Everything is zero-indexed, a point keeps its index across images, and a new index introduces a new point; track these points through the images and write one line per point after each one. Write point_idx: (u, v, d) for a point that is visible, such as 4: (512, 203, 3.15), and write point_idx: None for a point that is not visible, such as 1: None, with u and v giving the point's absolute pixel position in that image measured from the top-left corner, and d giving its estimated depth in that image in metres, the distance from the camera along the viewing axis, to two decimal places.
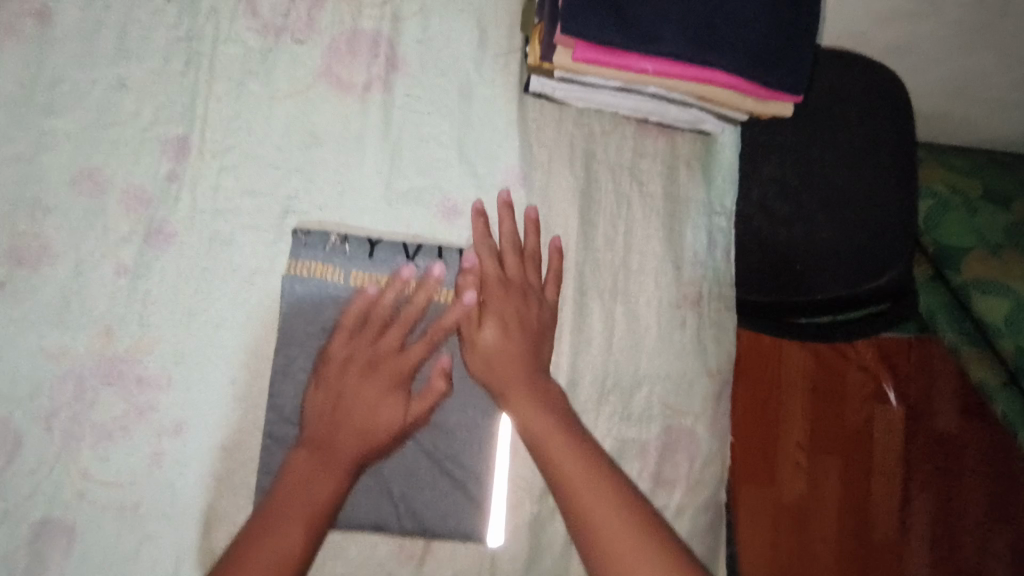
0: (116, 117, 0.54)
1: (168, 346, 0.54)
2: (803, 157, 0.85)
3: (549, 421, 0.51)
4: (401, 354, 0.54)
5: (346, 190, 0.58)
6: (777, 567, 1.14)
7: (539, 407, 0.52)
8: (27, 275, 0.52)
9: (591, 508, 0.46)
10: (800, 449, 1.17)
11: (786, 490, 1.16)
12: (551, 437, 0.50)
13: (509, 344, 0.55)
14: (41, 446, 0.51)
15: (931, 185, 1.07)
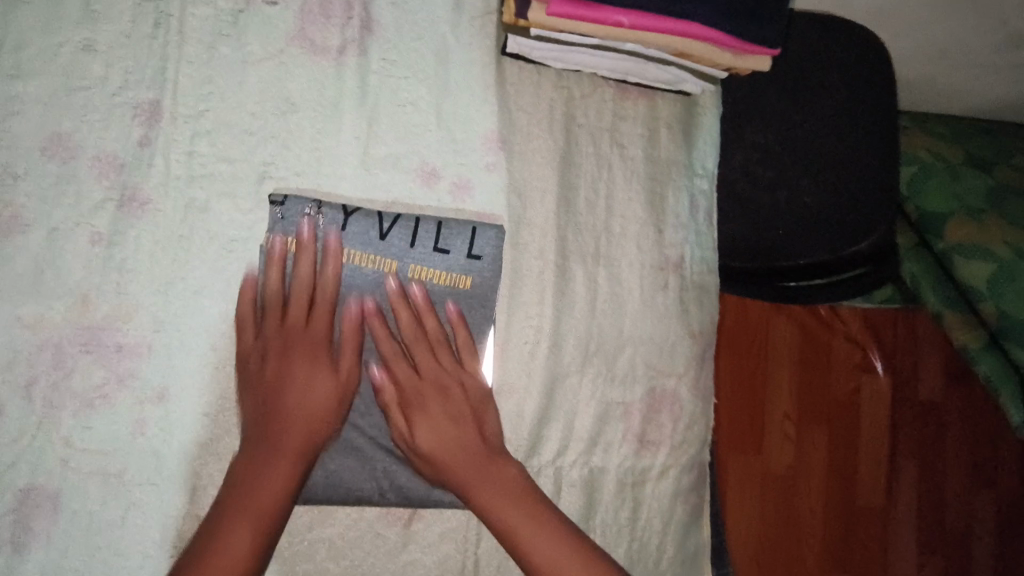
0: (85, 82, 0.53)
1: (147, 314, 0.53)
2: (785, 121, 0.85)
3: (487, 486, 0.54)
4: (303, 394, 0.53)
5: (323, 156, 0.58)
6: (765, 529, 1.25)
7: (486, 472, 0.54)
8: (0, 242, 0.51)
9: (535, 548, 0.52)
10: (790, 421, 1.28)
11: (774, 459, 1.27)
12: (493, 492, 0.54)
13: (443, 439, 0.55)
14: (24, 414, 0.51)
15: (914, 152, 1.08)
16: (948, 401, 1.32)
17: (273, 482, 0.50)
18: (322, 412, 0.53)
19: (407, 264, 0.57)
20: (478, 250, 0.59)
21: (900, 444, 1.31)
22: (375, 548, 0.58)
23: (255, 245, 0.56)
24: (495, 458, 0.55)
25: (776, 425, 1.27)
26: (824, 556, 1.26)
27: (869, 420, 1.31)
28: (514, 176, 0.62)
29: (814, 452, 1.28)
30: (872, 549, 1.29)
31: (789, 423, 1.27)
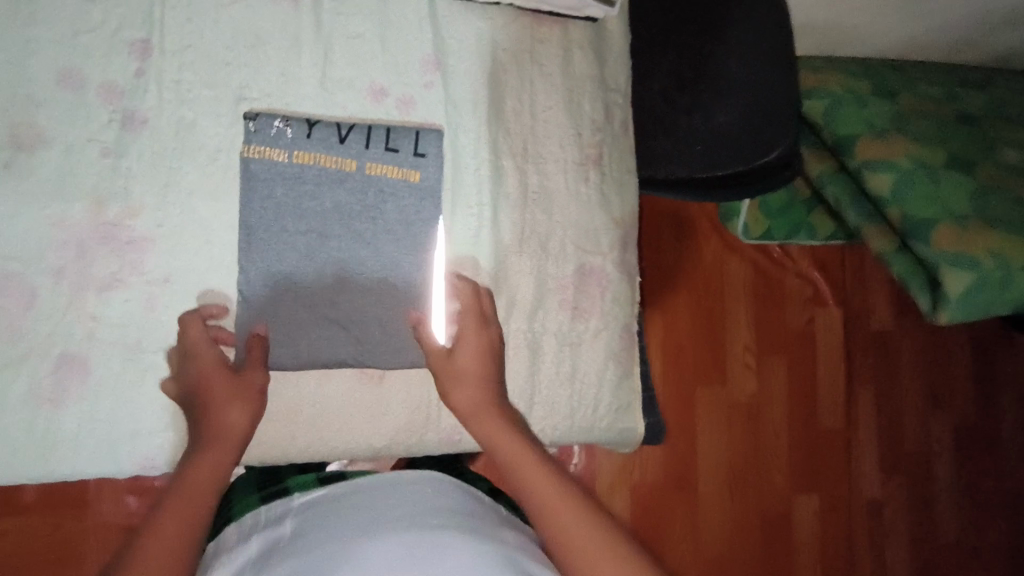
0: (87, 24, 0.64)
1: (151, 212, 0.65)
2: (695, 50, 0.88)
3: (496, 423, 0.63)
4: (198, 363, 0.63)
5: (289, 79, 0.70)
6: (735, 449, 1.44)
7: (489, 396, 0.65)
8: (26, 157, 0.62)
9: (527, 471, 0.58)
10: (749, 353, 1.47)
11: (739, 388, 1.45)
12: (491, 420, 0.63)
13: (477, 355, 0.67)
14: (54, 296, 0.63)
15: (827, 86, 1.20)
16: (898, 329, 1.56)
17: (225, 410, 0.60)
18: (213, 367, 0.62)
19: (364, 163, 0.70)
20: (422, 149, 0.72)
21: (855, 371, 1.53)
22: (354, 399, 0.71)
23: (237, 153, 0.68)
24: (499, 407, 0.65)
25: (738, 358, 1.46)
26: (790, 471, 1.47)
27: (822, 349, 1.51)
28: (450, 90, 0.75)
29: (776, 382, 1.48)
30: (836, 463, 1.50)
31: (748, 354, 1.46)
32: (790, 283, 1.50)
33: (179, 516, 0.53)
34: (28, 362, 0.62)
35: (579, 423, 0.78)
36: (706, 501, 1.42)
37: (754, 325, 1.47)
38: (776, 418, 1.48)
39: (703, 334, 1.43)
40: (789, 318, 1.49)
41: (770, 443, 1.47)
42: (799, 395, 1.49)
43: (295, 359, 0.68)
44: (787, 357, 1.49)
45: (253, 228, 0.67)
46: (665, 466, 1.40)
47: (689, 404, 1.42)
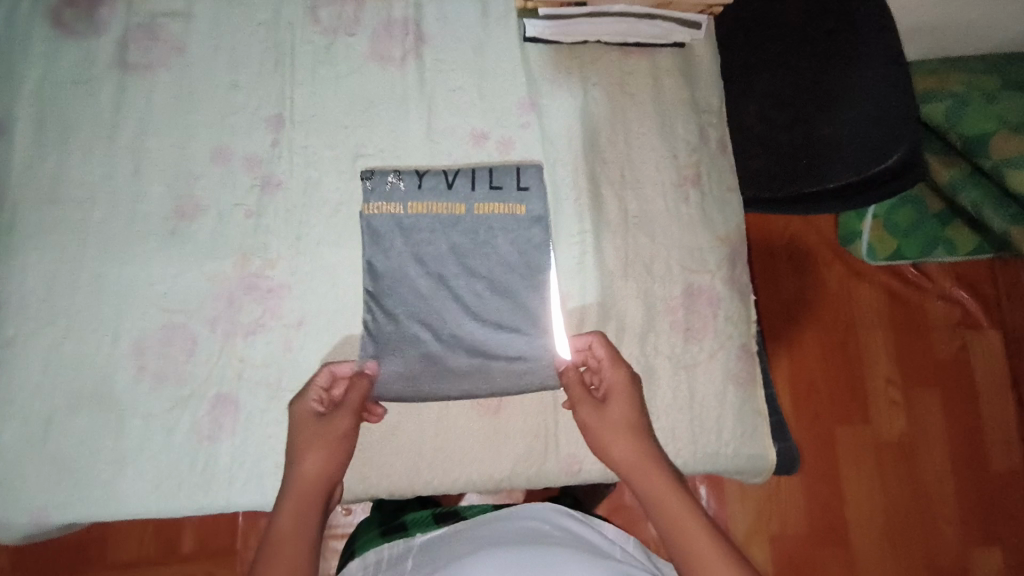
0: (234, 108, 0.75)
1: (288, 263, 0.73)
2: (790, 66, 0.90)
3: (656, 473, 0.61)
4: (304, 412, 0.66)
5: (399, 134, 0.77)
6: (889, 495, 1.29)
7: (639, 439, 0.64)
8: (187, 224, 0.72)
9: (684, 527, 0.57)
10: (893, 385, 1.33)
11: (885, 426, 1.32)
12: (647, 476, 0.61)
13: (621, 402, 0.66)
14: (210, 342, 0.71)
15: (947, 87, 1.12)
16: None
17: (311, 462, 0.62)
18: (308, 418, 0.65)
19: (472, 205, 0.74)
20: (525, 184, 0.75)
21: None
22: (471, 432, 0.73)
23: (357, 209, 0.74)
24: (659, 458, 0.63)
25: (881, 393, 1.33)
26: (962, 521, 1.29)
27: (983, 378, 1.34)
28: (545, 128, 0.78)
29: (931, 418, 1.32)
30: (1020, 512, 1.29)
31: (892, 388, 1.33)
32: (932, 306, 1.36)
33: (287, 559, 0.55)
34: (190, 402, 0.70)
35: (702, 450, 0.74)
36: (861, 556, 1.27)
37: (895, 355, 1.34)
38: (937, 459, 1.31)
39: (835, 367, 1.33)
40: (935, 345, 1.35)
41: (933, 488, 1.30)
42: (961, 432, 1.32)
43: (420, 393, 0.71)
44: (940, 389, 1.34)
45: (377, 272, 0.73)
46: (808, 515, 1.27)
47: (828, 445, 1.30)
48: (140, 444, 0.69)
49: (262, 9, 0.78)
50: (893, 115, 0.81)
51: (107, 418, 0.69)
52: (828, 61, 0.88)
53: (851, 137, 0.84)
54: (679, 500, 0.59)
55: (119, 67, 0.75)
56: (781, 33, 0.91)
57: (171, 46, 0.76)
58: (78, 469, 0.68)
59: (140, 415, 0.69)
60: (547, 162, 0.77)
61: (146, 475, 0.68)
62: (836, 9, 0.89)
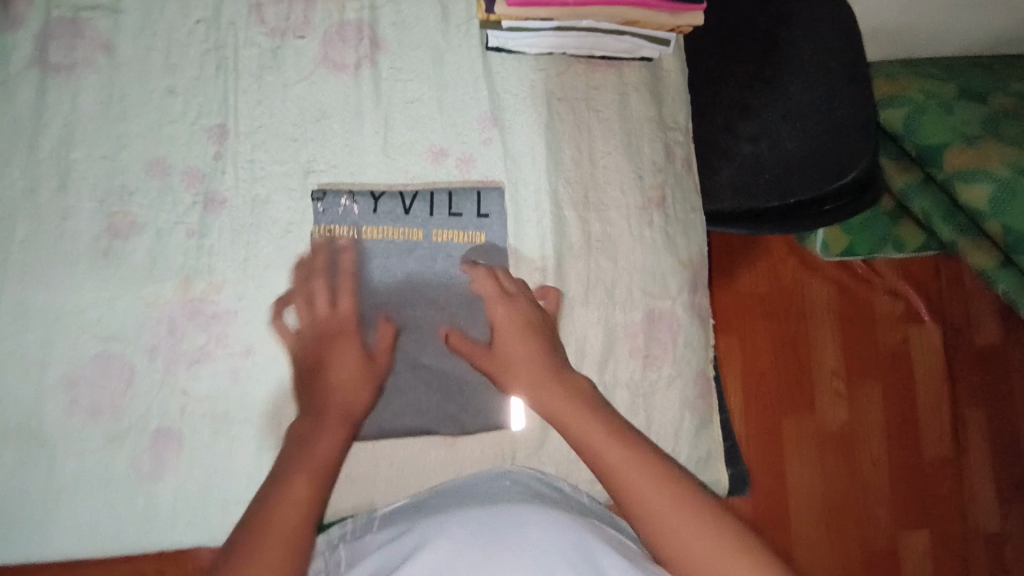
0: (171, 116, 0.69)
1: (233, 287, 0.69)
2: (758, 78, 0.89)
3: (605, 438, 0.58)
4: (335, 310, 0.68)
5: (353, 150, 0.73)
6: (831, 481, 1.35)
7: (573, 404, 0.62)
8: (122, 244, 0.67)
9: (650, 505, 0.52)
10: (838, 377, 1.38)
11: (830, 415, 1.36)
12: (594, 440, 0.58)
13: (517, 344, 0.67)
14: (150, 372, 0.67)
15: (905, 95, 1.13)
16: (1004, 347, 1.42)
17: (351, 373, 0.65)
18: (351, 328, 0.67)
19: (429, 230, 0.72)
20: (484, 210, 0.73)
21: (960, 394, 1.41)
22: (428, 463, 0.72)
23: (308, 229, 0.71)
24: (614, 420, 0.61)
25: (826, 384, 1.37)
26: (892, 502, 1.36)
27: (920, 371, 1.40)
28: (507, 145, 0.75)
29: (871, 408, 1.38)
30: (944, 491, 1.38)
31: (836, 379, 1.37)
32: (879, 302, 1.40)
33: (294, 506, 0.54)
34: (130, 435, 0.66)
35: None
36: (800, 535, 1.33)
37: (842, 349, 1.39)
38: (874, 446, 1.37)
39: (786, 360, 1.36)
40: (879, 339, 1.40)
41: (869, 474, 1.36)
42: (898, 421, 1.39)
43: (375, 424, 0.71)
44: (881, 380, 1.39)
45: (329, 301, 0.70)
46: (756, 500, 1.32)
47: (775, 433, 1.35)
48: (76, 481, 0.65)
49: (202, 5, 0.72)
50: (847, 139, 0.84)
51: (38, 453, 0.64)
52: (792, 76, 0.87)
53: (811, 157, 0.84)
54: (638, 469, 0.55)
55: (40, 66, 0.68)
56: (750, 45, 0.90)
57: (99, 45, 0.69)
58: (7, 508, 0.64)
59: (74, 451, 0.65)
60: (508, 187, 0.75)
61: (84, 513, 0.65)
62: (804, 22, 0.89)
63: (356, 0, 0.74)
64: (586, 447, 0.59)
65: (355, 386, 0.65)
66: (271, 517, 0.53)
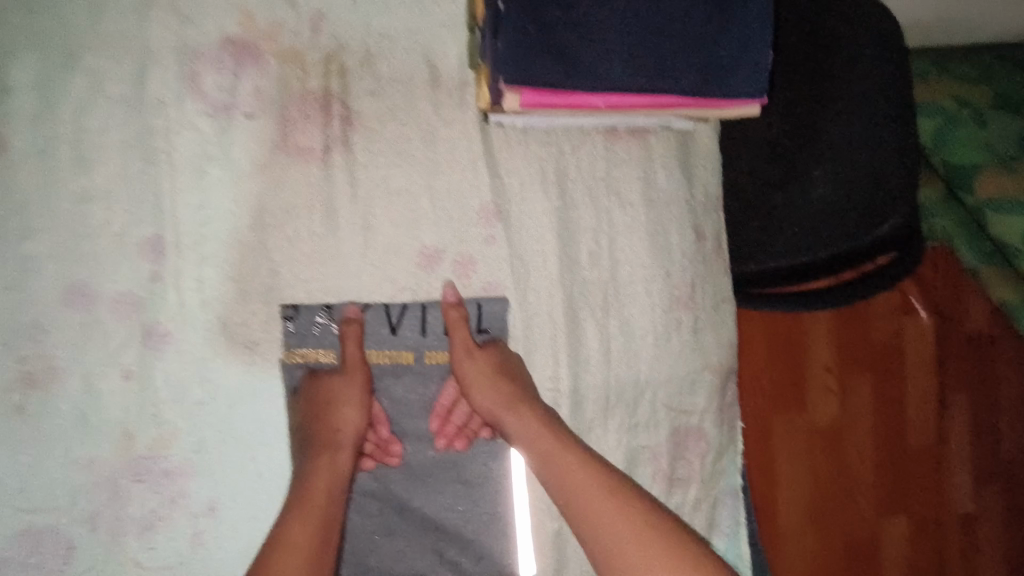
0: (90, 228, 0.55)
1: (186, 437, 0.57)
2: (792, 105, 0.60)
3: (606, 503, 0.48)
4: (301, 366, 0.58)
5: (327, 259, 0.59)
6: (819, 486, 1.19)
7: (572, 461, 0.51)
8: (41, 395, 0.54)
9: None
10: (832, 374, 1.18)
11: (821, 415, 1.18)
12: (592, 503, 0.48)
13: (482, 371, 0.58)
14: (92, 546, 0.56)
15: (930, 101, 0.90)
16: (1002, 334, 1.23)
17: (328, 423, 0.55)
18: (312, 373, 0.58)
19: (423, 352, 0.60)
20: (486, 324, 0.61)
21: (950, 381, 1.23)
22: None
23: (275, 354, 0.58)
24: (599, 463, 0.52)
25: (820, 382, 1.17)
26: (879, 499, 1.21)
27: (913, 363, 1.22)
28: (513, 241, 0.63)
29: (862, 404, 1.20)
30: (929, 484, 1.24)
31: (831, 377, 1.18)
32: (879, 292, 1.20)
33: (297, 557, 0.47)
34: None
35: None
36: (785, 541, 1.18)
37: (837, 343, 1.18)
38: (863, 447, 1.21)
39: (777, 356, 1.15)
40: (878, 331, 1.20)
41: (857, 477, 1.21)
42: (890, 418, 1.22)
43: (365, 575, 0.60)
44: (876, 376, 1.21)
45: None
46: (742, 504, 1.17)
47: (766, 437, 1.16)
48: None
49: (117, 77, 0.55)
50: (886, 170, 0.51)
51: None
52: (816, 97, 0.57)
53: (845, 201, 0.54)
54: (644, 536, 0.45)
55: None
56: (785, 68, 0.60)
57: None
58: None
59: None
60: (515, 293, 0.63)
61: None
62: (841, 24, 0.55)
63: (320, 64, 0.59)
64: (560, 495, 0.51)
65: (340, 420, 0.55)
66: (283, 558, 0.46)
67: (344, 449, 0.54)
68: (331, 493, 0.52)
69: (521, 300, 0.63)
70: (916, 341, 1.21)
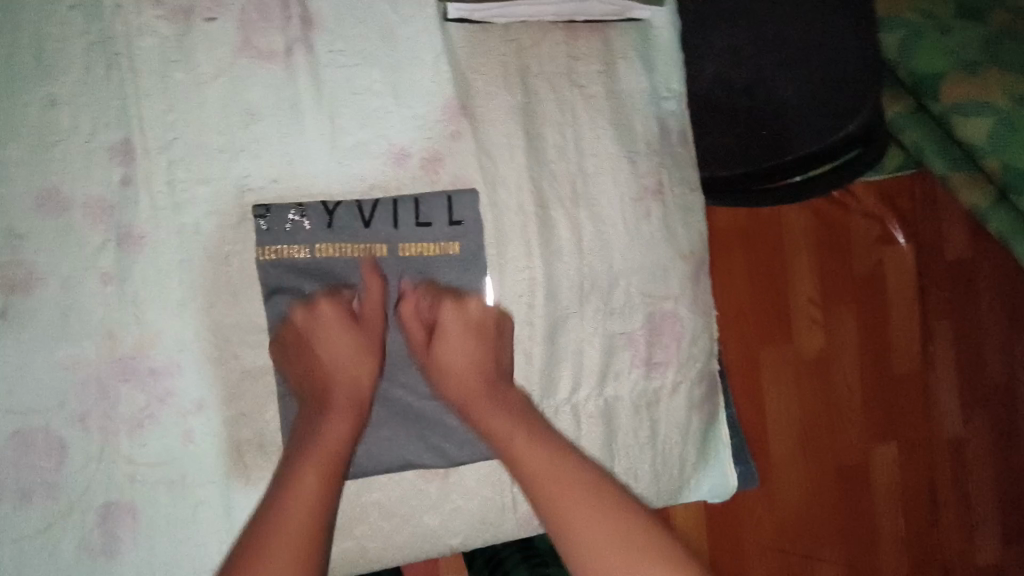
0: (58, 134, 0.55)
1: (170, 338, 0.58)
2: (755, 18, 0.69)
3: (559, 471, 0.54)
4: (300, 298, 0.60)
5: (296, 159, 0.60)
6: (809, 417, 1.18)
7: (531, 437, 0.57)
8: (22, 300, 0.55)
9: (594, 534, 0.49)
10: (814, 305, 1.18)
11: (806, 345, 1.18)
12: (543, 467, 0.54)
13: (467, 330, 0.61)
14: (85, 445, 0.57)
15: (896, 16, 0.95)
16: (977, 257, 1.26)
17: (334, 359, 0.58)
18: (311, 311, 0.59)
19: (396, 245, 0.61)
20: (458, 216, 0.62)
21: (930, 307, 1.25)
22: (421, 502, 0.65)
23: (251, 253, 0.59)
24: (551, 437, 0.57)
25: (802, 311, 1.18)
26: (869, 426, 1.21)
27: (894, 290, 1.22)
28: (479, 136, 0.64)
29: (846, 332, 1.20)
30: (917, 409, 1.24)
31: (813, 307, 1.18)
32: (856, 222, 1.20)
33: (304, 504, 0.51)
34: (72, 516, 0.58)
35: (666, 486, 0.71)
36: (779, 474, 1.17)
37: (818, 274, 1.18)
38: (851, 377, 1.21)
39: (759, 288, 1.15)
40: (858, 261, 1.21)
41: (847, 407, 1.21)
42: (875, 346, 1.22)
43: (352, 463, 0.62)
44: (858, 305, 1.21)
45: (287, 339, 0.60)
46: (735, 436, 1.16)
47: (752, 368, 1.16)
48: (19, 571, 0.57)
49: None
50: (835, 86, 0.68)
51: None
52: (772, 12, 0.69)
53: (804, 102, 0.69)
54: (591, 501, 0.51)
55: None
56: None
57: None
58: None
59: (10, 538, 0.56)
60: (485, 189, 0.64)
61: None
62: None
63: None
64: (525, 479, 0.55)
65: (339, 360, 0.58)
66: (290, 507, 0.50)
67: (342, 390, 0.58)
68: (336, 440, 0.55)
69: (491, 194, 0.64)
70: (895, 269, 1.22)
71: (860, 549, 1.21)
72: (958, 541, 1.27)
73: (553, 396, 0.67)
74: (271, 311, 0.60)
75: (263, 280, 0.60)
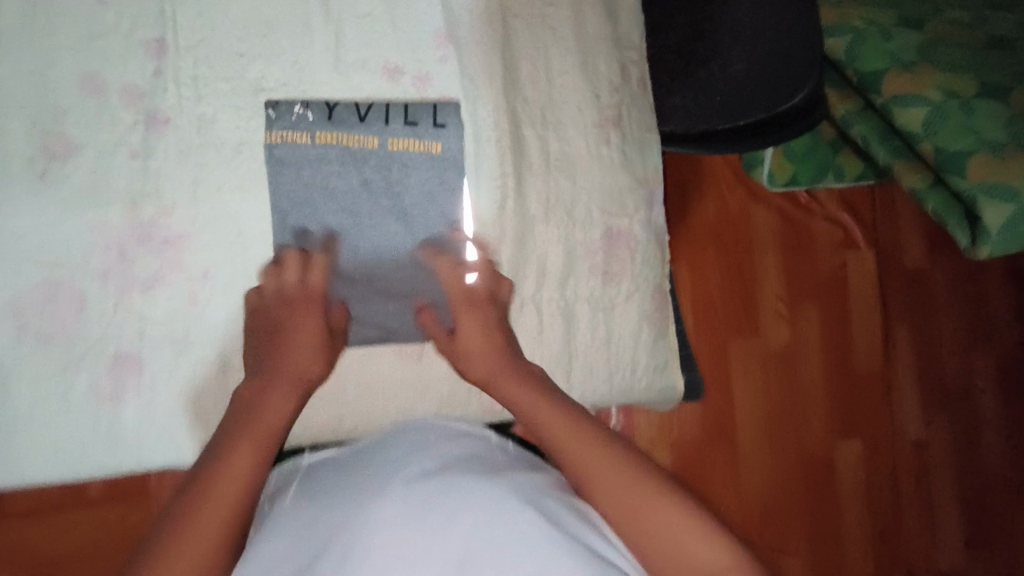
0: (103, 28, 0.65)
1: (184, 211, 0.67)
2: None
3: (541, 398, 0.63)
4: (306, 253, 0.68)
5: (304, 67, 0.70)
6: (776, 407, 1.24)
7: (518, 379, 0.66)
8: (59, 166, 0.64)
9: (578, 453, 0.58)
10: (781, 302, 1.25)
11: (772, 339, 1.24)
12: (527, 404, 0.64)
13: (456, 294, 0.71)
14: (100, 299, 0.65)
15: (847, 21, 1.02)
16: (934, 268, 1.34)
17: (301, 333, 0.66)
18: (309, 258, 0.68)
19: (386, 138, 0.71)
20: (442, 120, 0.72)
21: (891, 310, 1.32)
22: (394, 378, 0.72)
23: (260, 137, 0.69)
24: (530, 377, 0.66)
25: (769, 307, 1.25)
26: (832, 420, 1.27)
27: (856, 291, 1.30)
28: (463, 63, 0.74)
29: (809, 331, 1.27)
30: (878, 405, 1.30)
31: (779, 304, 1.25)
32: (820, 225, 1.28)
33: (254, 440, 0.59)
34: (84, 362, 0.65)
35: (618, 385, 0.78)
36: (747, 461, 1.22)
37: (785, 272, 1.26)
38: (815, 371, 1.27)
39: (729, 284, 1.22)
40: (822, 262, 1.28)
41: (811, 399, 1.27)
42: (837, 344, 1.29)
43: None
44: (822, 305, 1.28)
45: (287, 218, 0.69)
46: (703, 419, 1.20)
47: (721, 359, 1.22)
48: (32, 408, 0.64)
49: None
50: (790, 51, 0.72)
51: None
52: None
53: (757, 76, 0.73)
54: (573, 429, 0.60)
55: None
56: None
57: None
58: None
59: (27, 377, 0.63)
60: (466, 105, 0.74)
61: (42, 441, 0.64)
62: None
63: None
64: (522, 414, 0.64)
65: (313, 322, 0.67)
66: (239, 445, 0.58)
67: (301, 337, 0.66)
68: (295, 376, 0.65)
69: (471, 111, 0.74)
70: (856, 272, 1.30)
71: (825, 542, 1.25)
72: (922, 540, 1.31)
73: (519, 293, 0.75)
74: (272, 195, 0.68)
75: (268, 163, 0.68)
